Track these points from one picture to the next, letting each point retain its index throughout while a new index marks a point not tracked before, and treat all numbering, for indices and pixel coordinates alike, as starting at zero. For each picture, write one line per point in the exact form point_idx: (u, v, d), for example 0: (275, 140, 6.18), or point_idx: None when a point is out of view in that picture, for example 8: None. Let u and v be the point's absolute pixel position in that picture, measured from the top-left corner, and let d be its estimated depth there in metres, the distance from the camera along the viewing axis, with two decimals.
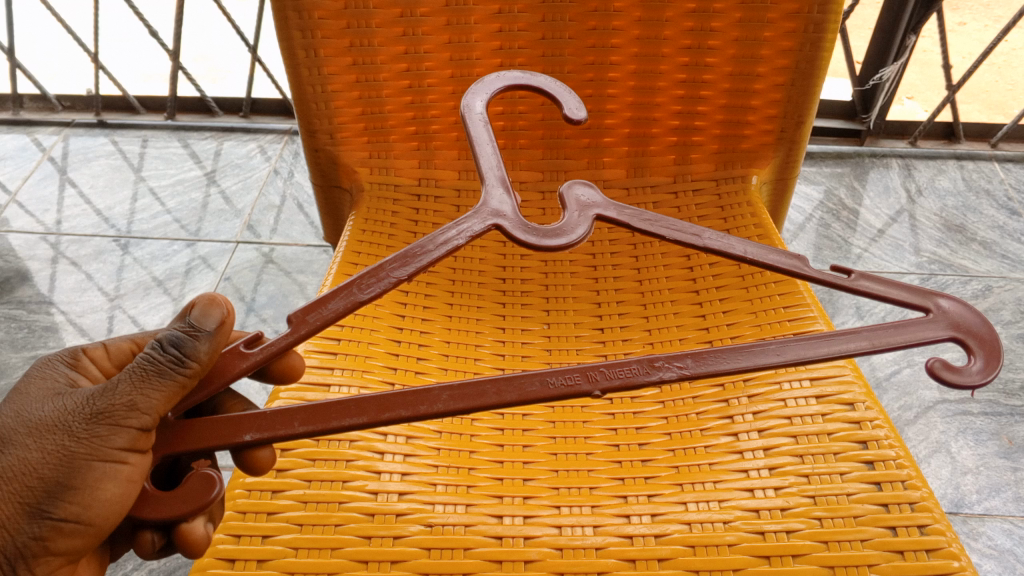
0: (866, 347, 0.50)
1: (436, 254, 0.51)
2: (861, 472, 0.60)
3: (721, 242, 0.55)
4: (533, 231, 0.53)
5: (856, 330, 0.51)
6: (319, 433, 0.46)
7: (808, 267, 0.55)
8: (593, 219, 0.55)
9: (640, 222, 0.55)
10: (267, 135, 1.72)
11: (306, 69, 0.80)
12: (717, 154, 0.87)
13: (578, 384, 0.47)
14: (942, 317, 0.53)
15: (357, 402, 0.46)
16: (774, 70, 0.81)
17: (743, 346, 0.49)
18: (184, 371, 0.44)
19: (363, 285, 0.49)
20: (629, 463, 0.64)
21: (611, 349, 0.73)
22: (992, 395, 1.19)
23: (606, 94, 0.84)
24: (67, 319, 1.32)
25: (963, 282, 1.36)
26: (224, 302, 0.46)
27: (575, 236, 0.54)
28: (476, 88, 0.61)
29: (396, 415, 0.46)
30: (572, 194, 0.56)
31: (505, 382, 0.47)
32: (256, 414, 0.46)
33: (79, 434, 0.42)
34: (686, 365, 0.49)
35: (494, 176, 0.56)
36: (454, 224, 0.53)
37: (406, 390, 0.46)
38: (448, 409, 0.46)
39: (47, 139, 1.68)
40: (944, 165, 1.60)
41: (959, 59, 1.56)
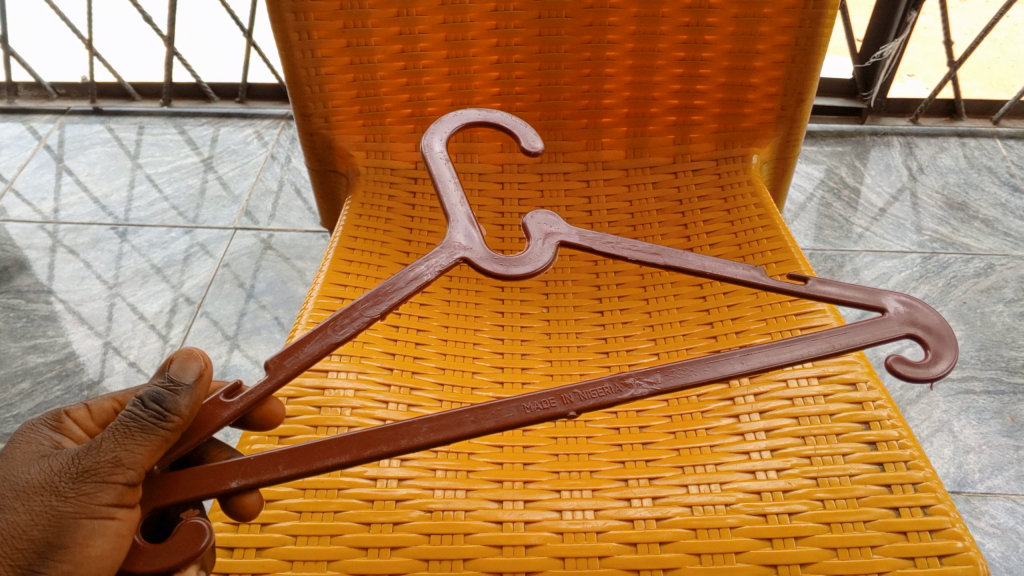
0: (826, 348, 0.50)
1: (407, 290, 0.51)
2: (863, 453, 0.60)
3: (678, 259, 0.54)
4: (502, 261, 0.53)
5: (816, 334, 0.51)
6: (303, 474, 0.46)
7: (764, 278, 0.54)
8: (557, 246, 0.54)
9: (603, 245, 0.54)
10: (264, 120, 1.71)
11: (300, 52, 0.79)
12: (717, 133, 0.86)
13: (553, 407, 0.46)
14: (895, 316, 0.52)
15: (338, 441, 0.46)
16: (774, 47, 0.80)
17: (706, 357, 0.49)
18: (166, 426, 0.43)
19: (337, 324, 0.48)
20: (630, 446, 0.63)
21: (611, 333, 0.73)
22: (995, 373, 1.19)
23: (605, 73, 0.83)
24: (66, 307, 1.32)
25: (965, 260, 1.36)
26: (202, 354, 0.45)
27: (539, 264, 0.53)
28: (434, 129, 0.61)
29: (378, 451, 0.45)
30: (534, 222, 0.55)
31: (483, 410, 0.46)
32: (239, 460, 0.46)
33: (65, 492, 0.41)
34: (657, 380, 0.48)
35: (460, 211, 0.55)
36: (422, 259, 0.52)
37: (386, 425, 0.46)
38: (428, 442, 0.46)
39: (43, 127, 1.67)
40: (946, 143, 1.59)
41: (961, 36, 1.54)
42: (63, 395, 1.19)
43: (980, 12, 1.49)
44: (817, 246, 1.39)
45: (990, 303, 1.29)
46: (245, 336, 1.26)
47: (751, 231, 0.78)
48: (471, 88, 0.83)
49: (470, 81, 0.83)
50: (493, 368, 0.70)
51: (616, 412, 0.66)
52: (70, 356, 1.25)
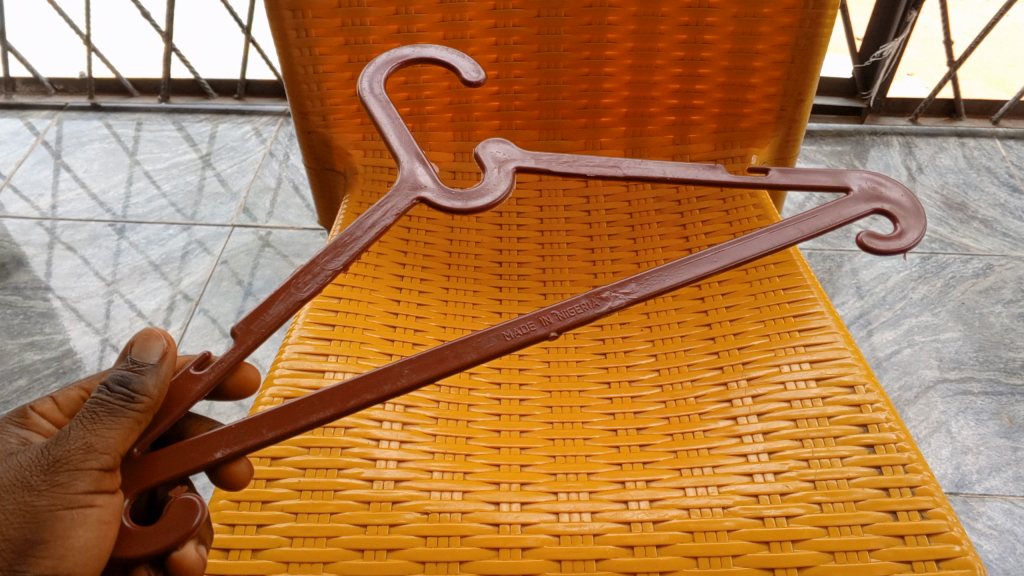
0: (797, 235, 0.52)
1: (366, 238, 0.52)
2: (861, 456, 0.59)
3: (639, 168, 0.57)
4: (460, 196, 0.54)
5: (783, 223, 0.53)
6: (288, 435, 0.46)
7: (721, 176, 0.56)
8: (513, 173, 0.56)
9: (559, 165, 0.56)
10: (262, 117, 1.70)
11: (297, 49, 0.79)
12: (716, 134, 0.86)
13: (534, 330, 0.48)
14: (860, 194, 0.56)
15: (320, 396, 0.46)
16: (774, 47, 0.80)
17: (679, 260, 0.51)
18: (135, 407, 0.43)
19: (301, 282, 0.50)
20: (628, 448, 0.63)
21: (609, 333, 0.72)
22: (993, 374, 1.19)
23: (604, 72, 0.83)
24: (64, 304, 1.31)
25: (964, 260, 1.36)
26: (162, 333, 0.45)
27: (498, 194, 0.54)
28: (367, 69, 0.60)
29: (362, 400, 0.46)
30: (487, 152, 0.56)
31: (462, 343, 0.47)
32: (220, 431, 0.46)
33: (38, 486, 0.41)
34: (633, 290, 0.50)
35: (409, 150, 0.56)
36: (378, 207, 0.53)
37: (366, 373, 0.46)
38: (413, 382, 0.46)
39: (41, 123, 1.67)
40: (945, 143, 1.59)
41: (961, 35, 1.54)
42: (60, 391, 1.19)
43: (980, 12, 1.49)
44: (815, 246, 1.40)
45: (988, 304, 1.29)
46: None
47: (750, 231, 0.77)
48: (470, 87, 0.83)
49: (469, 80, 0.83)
50: (490, 369, 0.69)
51: (614, 414, 0.66)
52: (67, 354, 1.25)
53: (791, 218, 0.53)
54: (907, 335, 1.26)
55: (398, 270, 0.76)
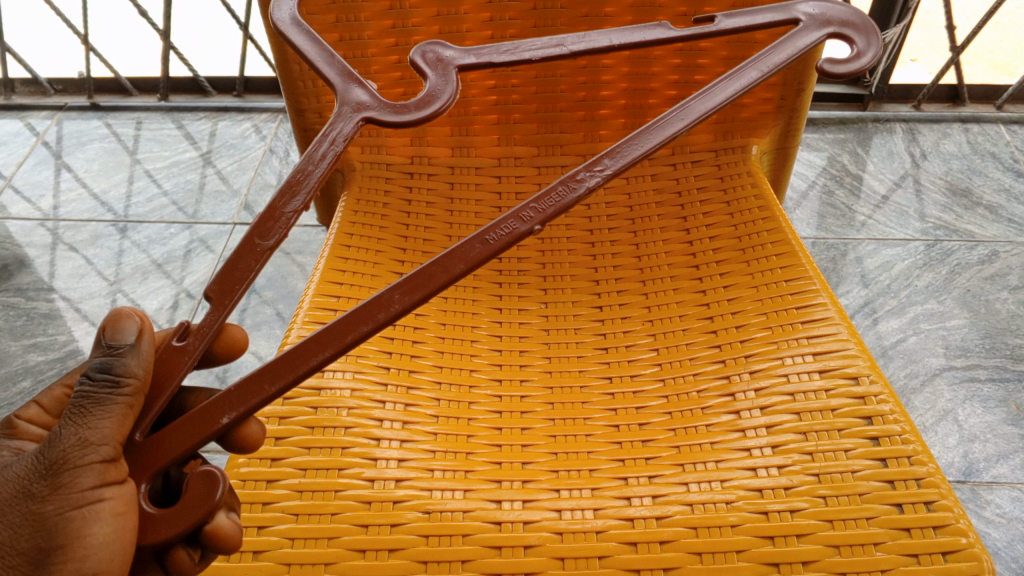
0: (757, 74, 0.57)
1: (319, 171, 0.52)
2: (866, 448, 0.59)
3: (583, 42, 0.58)
4: (398, 109, 0.55)
5: (743, 66, 0.57)
6: (293, 384, 0.44)
7: (670, 31, 0.58)
8: (455, 71, 0.57)
9: (502, 55, 0.57)
10: (262, 113, 1.69)
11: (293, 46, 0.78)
12: (716, 124, 0.85)
13: (517, 228, 0.48)
14: (812, 21, 0.60)
15: (315, 339, 0.45)
16: (773, 36, 0.78)
17: (648, 125, 0.53)
18: (123, 391, 0.42)
19: (265, 230, 0.49)
20: (630, 444, 0.63)
21: (610, 329, 0.71)
22: (1000, 361, 1.18)
23: (601, 65, 0.82)
24: (67, 304, 1.32)
25: (970, 247, 1.36)
26: (133, 311, 0.43)
27: (443, 100, 0.55)
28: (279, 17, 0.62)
29: (360, 334, 0.45)
30: (422, 58, 0.57)
31: (448, 257, 0.47)
32: (219, 395, 0.44)
33: (40, 493, 0.39)
34: (607, 165, 0.51)
35: (342, 79, 0.57)
36: (322, 139, 0.54)
37: (357, 307, 0.45)
38: (407, 306, 0.45)
39: (41, 123, 1.66)
40: (948, 129, 1.58)
41: (963, 20, 1.54)
42: None
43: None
44: (819, 235, 1.39)
45: (993, 291, 1.29)
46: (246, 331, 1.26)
47: (751, 222, 0.76)
48: (467, 81, 0.82)
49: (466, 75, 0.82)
50: (491, 366, 0.69)
51: (616, 409, 0.65)
52: (71, 354, 1.25)
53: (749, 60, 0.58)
54: (912, 323, 1.25)
55: (396, 275, 0.76)
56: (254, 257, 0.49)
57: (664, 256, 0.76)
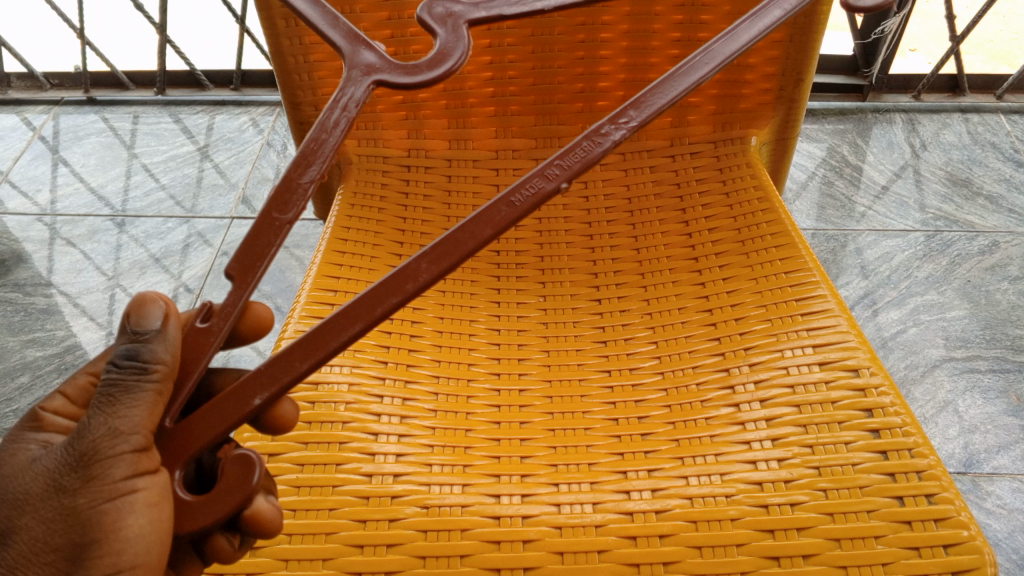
0: (780, 14, 0.53)
1: (336, 139, 0.49)
2: (866, 441, 0.58)
3: None
4: (409, 70, 0.51)
5: (765, 5, 0.54)
6: (325, 362, 0.42)
7: None
8: (465, 25, 0.52)
9: (512, 5, 0.53)
10: (259, 107, 1.69)
11: (287, 39, 0.78)
12: (716, 115, 0.84)
13: (543, 187, 0.45)
14: None
15: (342, 313, 0.42)
16: None
17: (669, 74, 0.50)
18: (152, 378, 0.40)
19: (283, 204, 0.46)
20: (629, 437, 0.63)
21: (609, 322, 0.71)
22: (1000, 352, 1.18)
23: (599, 56, 0.81)
24: (65, 299, 1.31)
25: (970, 238, 1.35)
26: (157, 295, 0.41)
27: (455, 58, 0.51)
28: None
29: (390, 306, 0.42)
30: (429, 12, 0.52)
31: (475, 221, 0.44)
32: (251, 375, 0.42)
33: (73, 486, 0.38)
34: (632, 117, 0.49)
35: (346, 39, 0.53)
36: (330, 105, 0.50)
37: (385, 278, 0.43)
38: (435, 275, 0.43)
39: (37, 118, 1.66)
40: (949, 119, 1.57)
41: (962, 10, 1.55)
42: None
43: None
44: (818, 226, 1.39)
45: (994, 281, 1.28)
46: None
47: (750, 214, 0.76)
48: (463, 73, 0.82)
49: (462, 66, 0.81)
50: (489, 360, 0.68)
51: (614, 402, 0.65)
52: (69, 350, 1.24)
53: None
54: (912, 314, 1.25)
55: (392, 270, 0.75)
56: (273, 231, 0.45)
57: (663, 249, 0.76)
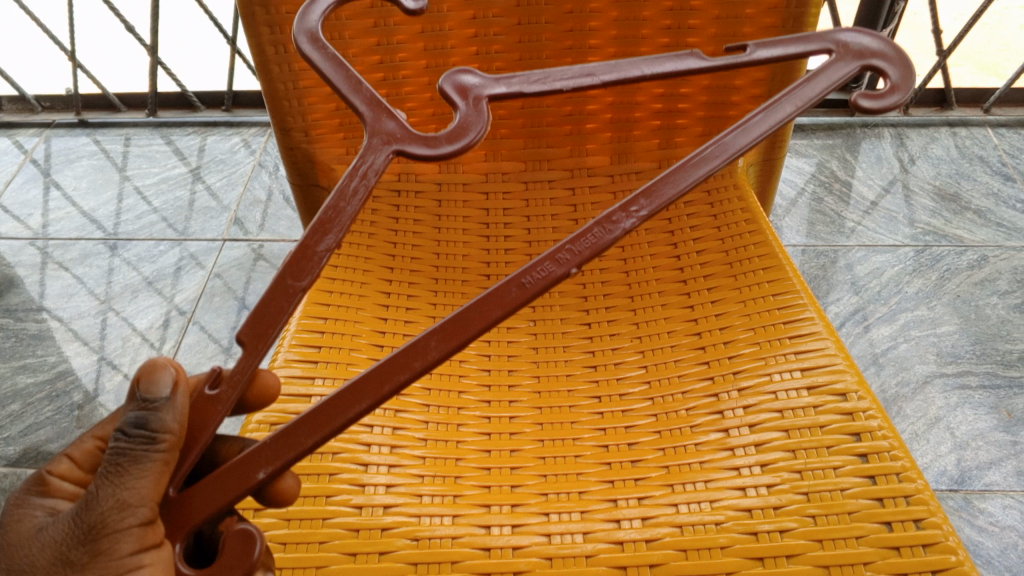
0: (794, 109, 0.50)
1: (353, 208, 0.48)
2: (854, 465, 0.59)
3: (614, 71, 0.52)
4: (429, 141, 0.49)
5: (777, 97, 0.51)
6: (329, 437, 0.43)
7: (705, 60, 0.52)
8: (485, 102, 0.50)
9: (533, 84, 0.51)
10: (250, 128, 1.69)
11: (277, 66, 0.77)
12: (702, 137, 0.84)
13: (553, 272, 0.45)
14: (847, 52, 0.53)
15: (349, 389, 0.43)
16: (758, 46, 0.77)
17: (681, 163, 0.49)
18: (158, 448, 0.41)
19: (299, 271, 0.46)
20: (619, 464, 0.63)
21: (599, 347, 0.71)
22: (990, 367, 1.19)
23: (587, 78, 0.81)
24: (58, 325, 1.31)
25: (959, 252, 1.36)
26: (167, 361, 0.42)
27: (475, 132, 0.50)
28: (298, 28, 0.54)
29: (397, 383, 0.43)
30: (451, 84, 0.50)
31: (486, 300, 0.44)
32: (256, 449, 0.43)
33: (81, 560, 0.40)
34: (642, 207, 0.47)
35: (366, 104, 0.51)
36: (348, 173, 0.49)
37: (394, 354, 0.43)
38: (444, 353, 0.43)
39: (28, 141, 1.66)
40: (936, 133, 1.58)
41: (950, 22, 1.54)
42: (54, 416, 1.20)
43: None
44: (808, 242, 1.39)
45: (983, 296, 1.29)
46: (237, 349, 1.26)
47: (738, 236, 0.76)
48: None
49: None
50: (480, 387, 0.69)
51: (604, 428, 0.65)
52: (60, 376, 1.24)
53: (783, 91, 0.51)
54: (903, 330, 1.25)
55: (382, 296, 0.75)
56: (286, 297, 0.46)
57: (651, 271, 0.76)
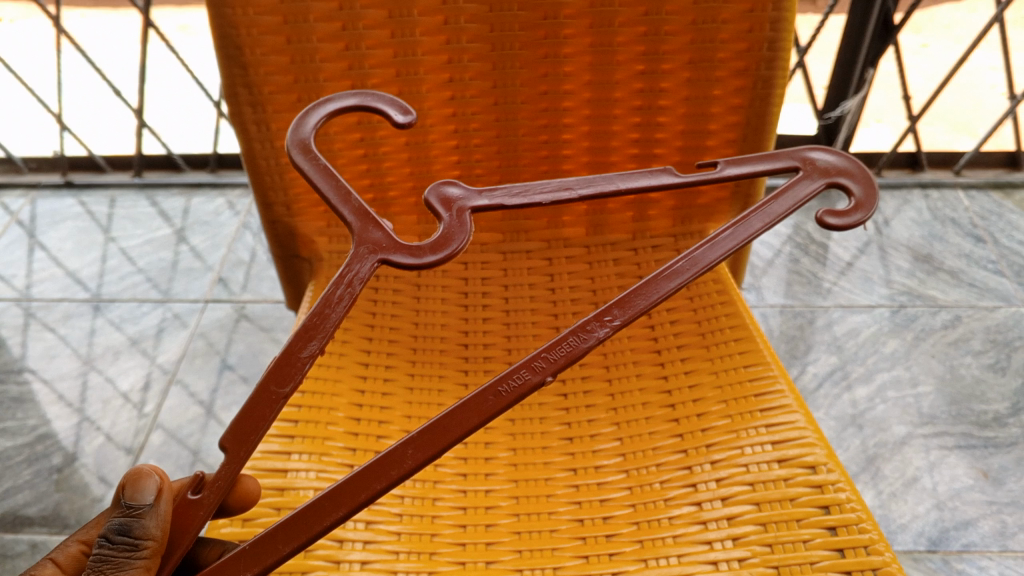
0: (761, 226, 0.55)
1: (336, 316, 0.51)
2: (823, 538, 0.60)
3: (590, 186, 0.56)
4: (413, 251, 0.52)
5: (746, 215, 0.55)
6: (306, 544, 0.45)
7: (676, 177, 0.56)
8: (467, 212, 0.54)
9: (514, 198, 0.55)
10: (235, 189, 1.71)
11: (259, 143, 0.77)
12: (675, 210, 0.87)
13: (529, 379, 0.49)
14: (813, 169, 0.57)
15: (327, 497, 0.45)
16: (726, 126, 0.79)
17: (648, 279, 0.53)
18: (141, 554, 0.44)
19: (283, 378, 0.49)
20: (593, 538, 0.63)
21: (575, 418, 0.72)
22: (966, 428, 1.21)
23: (562, 154, 0.83)
24: (39, 387, 1.31)
25: (933, 312, 1.38)
26: (153, 470, 0.46)
27: (457, 241, 0.52)
28: (293, 142, 0.57)
29: (374, 491, 0.46)
30: (437, 196, 0.54)
31: (461, 410, 0.48)
32: (236, 555, 0.45)
33: None
34: (615, 316, 0.51)
35: (355, 212, 0.54)
36: (336, 281, 0.51)
37: (370, 463, 0.46)
38: (419, 462, 0.46)
39: (14, 202, 1.67)
40: (909, 195, 1.61)
41: (923, 81, 1.53)
42: (32, 479, 1.19)
43: (942, 59, 1.50)
44: (786, 303, 1.42)
45: (958, 355, 1.31)
46: (218, 412, 1.26)
47: (709, 306, 0.78)
48: (432, 171, 0.83)
49: (431, 164, 0.83)
50: (456, 460, 0.69)
51: (580, 502, 0.66)
52: (40, 439, 1.24)
53: (751, 208, 0.55)
54: (880, 391, 1.27)
55: (361, 367, 0.76)
56: (269, 404, 0.48)
57: (627, 342, 0.76)
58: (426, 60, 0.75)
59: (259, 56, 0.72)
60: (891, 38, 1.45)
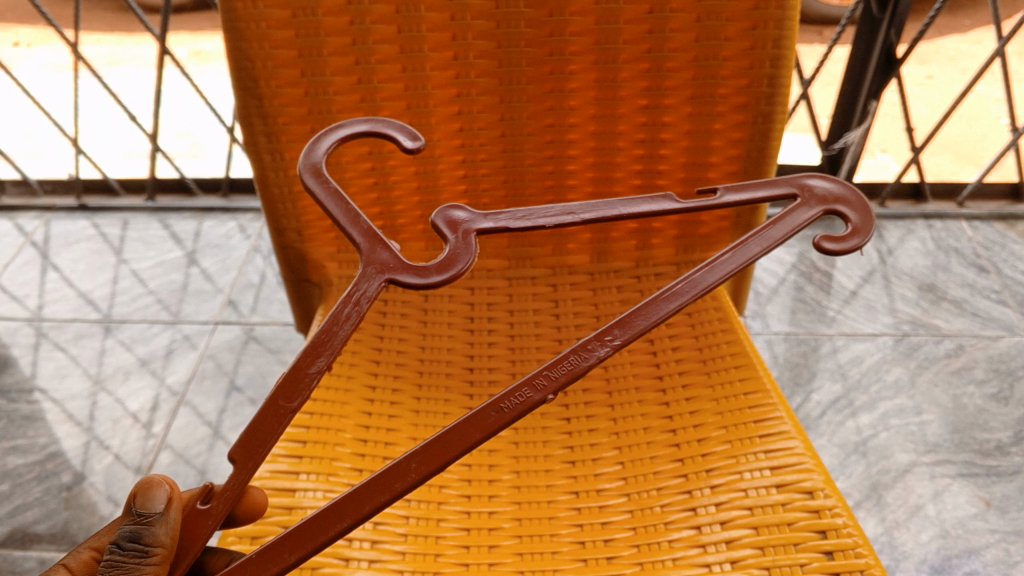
0: (759, 251, 0.56)
1: (344, 332, 0.52)
2: (820, 562, 0.61)
3: (593, 211, 0.57)
4: (419, 270, 0.53)
5: (744, 240, 0.56)
6: (311, 553, 0.46)
7: (676, 203, 0.57)
8: (472, 235, 0.55)
9: (518, 222, 0.56)
10: (247, 214, 1.72)
11: (273, 171, 0.80)
12: (677, 239, 0.88)
13: (531, 397, 0.50)
14: (812, 196, 0.58)
15: (334, 508, 0.46)
16: (727, 159, 0.81)
17: (647, 301, 0.54)
18: (150, 560, 0.46)
19: (290, 393, 0.50)
20: (594, 561, 0.64)
21: (577, 442, 0.73)
22: (969, 456, 1.21)
23: (567, 184, 0.85)
24: (50, 406, 1.33)
25: (936, 341, 1.39)
26: (163, 480, 0.47)
27: (463, 262, 0.54)
28: (304, 165, 0.58)
29: (377, 503, 0.47)
30: (446, 218, 0.56)
31: (465, 426, 0.49)
32: (240, 564, 0.46)
33: None
34: (615, 336, 0.53)
35: (364, 233, 0.55)
36: (343, 297, 0.52)
37: (373, 476, 0.47)
38: (421, 476, 0.47)
39: (29, 224, 1.69)
40: (913, 225, 1.63)
41: (928, 111, 1.56)
42: (42, 496, 1.20)
43: (947, 89, 1.53)
44: (791, 330, 1.43)
45: (961, 384, 1.32)
46: (226, 433, 1.28)
47: (711, 334, 0.79)
48: (440, 200, 0.85)
49: (439, 193, 0.85)
50: (460, 482, 0.70)
51: (581, 524, 0.67)
52: (50, 457, 1.25)
53: (750, 233, 0.57)
54: (883, 419, 1.28)
55: (368, 390, 0.77)
56: (277, 418, 0.50)
57: (629, 366, 0.78)
58: (437, 104, 0.78)
59: (274, 89, 0.75)
60: (892, 71, 1.45)
